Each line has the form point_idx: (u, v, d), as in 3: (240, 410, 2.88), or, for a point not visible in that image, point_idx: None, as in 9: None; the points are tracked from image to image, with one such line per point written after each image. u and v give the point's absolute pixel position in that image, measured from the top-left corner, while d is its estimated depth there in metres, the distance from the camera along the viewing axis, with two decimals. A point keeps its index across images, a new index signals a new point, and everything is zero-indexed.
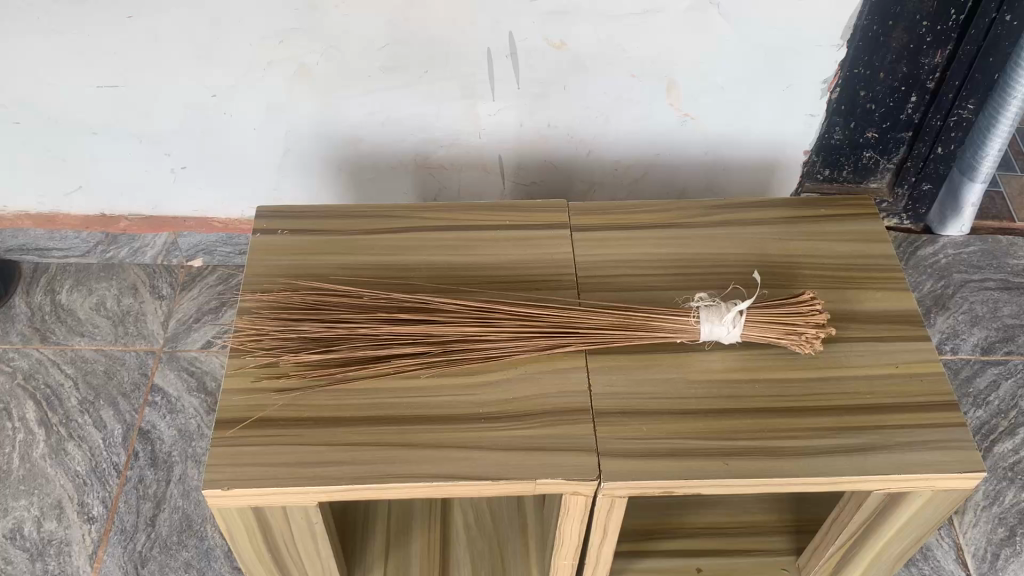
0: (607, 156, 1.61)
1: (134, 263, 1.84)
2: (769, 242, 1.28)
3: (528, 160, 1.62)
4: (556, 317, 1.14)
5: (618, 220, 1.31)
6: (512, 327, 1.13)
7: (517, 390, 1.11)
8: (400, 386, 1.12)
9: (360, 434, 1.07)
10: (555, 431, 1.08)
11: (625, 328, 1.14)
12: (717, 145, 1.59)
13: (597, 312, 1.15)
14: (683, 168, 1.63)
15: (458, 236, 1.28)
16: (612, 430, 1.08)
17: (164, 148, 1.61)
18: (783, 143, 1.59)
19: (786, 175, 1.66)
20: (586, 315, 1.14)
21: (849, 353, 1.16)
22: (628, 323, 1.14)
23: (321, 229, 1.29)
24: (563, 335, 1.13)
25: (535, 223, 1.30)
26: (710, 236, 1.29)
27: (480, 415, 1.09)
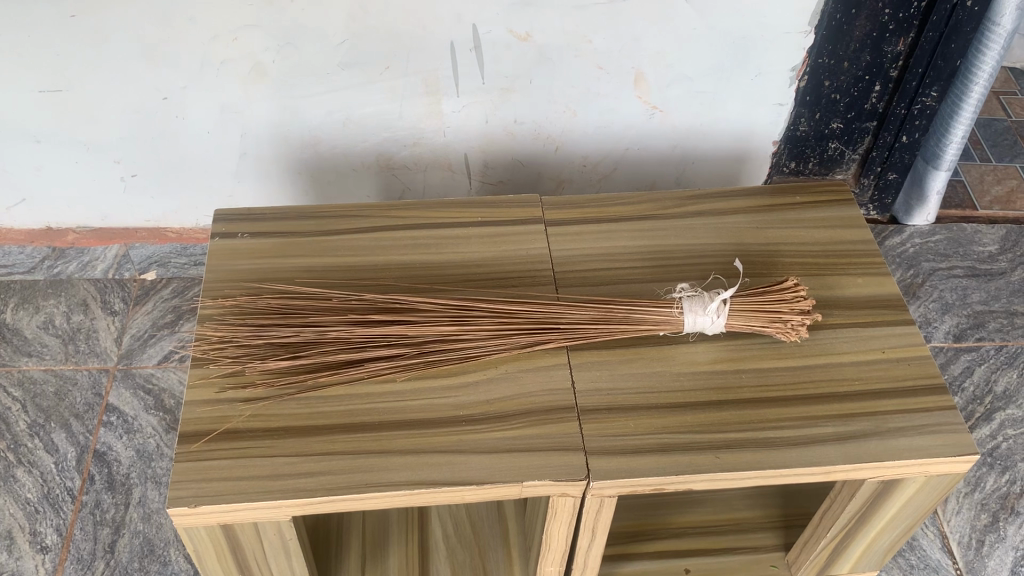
0: (575, 152, 1.57)
1: (83, 278, 1.72)
2: (747, 231, 1.26)
3: (494, 157, 1.57)
4: (536, 313, 1.09)
5: (592, 213, 1.27)
6: (491, 325, 1.08)
7: (498, 390, 1.07)
8: (375, 390, 1.06)
9: (335, 443, 1.01)
10: (539, 431, 1.03)
11: (608, 321, 1.10)
12: (685, 138, 1.56)
13: (578, 306, 1.10)
14: (653, 163, 1.61)
15: (429, 235, 1.23)
16: (599, 427, 1.04)
17: (115, 155, 1.53)
18: (752, 135, 1.58)
19: (755, 166, 1.65)
20: (566, 309, 1.10)
21: (835, 339, 1.13)
22: (612, 316, 1.10)
23: (283, 231, 1.23)
24: (545, 331, 1.09)
25: (508, 218, 1.26)
26: (686, 227, 1.26)
27: (460, 418, 1.04)
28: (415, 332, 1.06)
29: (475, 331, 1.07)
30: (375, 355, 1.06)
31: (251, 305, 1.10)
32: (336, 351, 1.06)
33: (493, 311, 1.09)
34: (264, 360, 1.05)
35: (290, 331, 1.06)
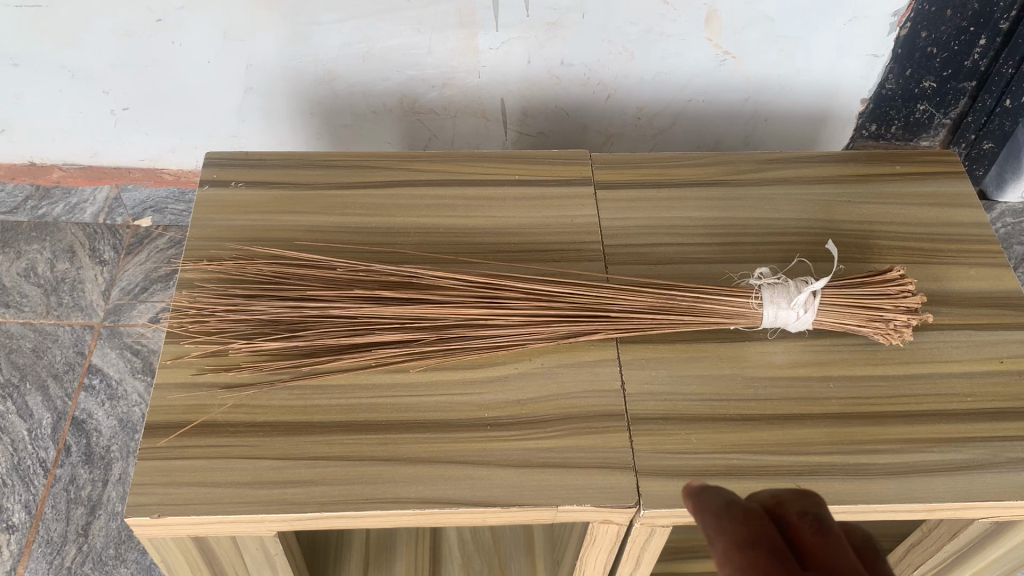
0: (630, 101, 1.36)
1: (71, 222, 1.55)
2: (835, 206, 1.05)
3: (535, 105, 1.37)
4: (583, 298, 0.90)
5: (651, 176, 1.07)
6: (528, 309, 0.89)
7: (532, 388, 0.88)
8: (382, 382, 0.88)
9: (331, 446, 0.83)
10: (581, 442, 0.84)
11: (669, 311, 0.90)
12: (759, 91, 1.35)
13: (633, 292, 0.91)
14: (719, 120, 1.39)
15: (455, 193, 1.04)
16: (654, 441, 0.85)
17: (103, 84, 1.34)
18: (836, 90, 1.35)
19: (834, 128, 1.43)
20: (620, 294, 0.90)
21: (942, 344, 0.93)
22: (673, 305, 0.90)
23: (284, 181, 1.04)
24: (592, 320, 0.89)
25: (550, 178, 1.06)
26: (762, 198, 1.05)
27: (485, 421, 0.85)
28: (435, 314, 0.88)
29: (508, 316, 0.88)
30: (386, 340, 0.88)
31: (240, 273, 0.92)
32: (340, 332, 0.87)
33: (530, 292, 0.90)
34: (252, 339, 0.87)
35: (284, 306, 0.87)
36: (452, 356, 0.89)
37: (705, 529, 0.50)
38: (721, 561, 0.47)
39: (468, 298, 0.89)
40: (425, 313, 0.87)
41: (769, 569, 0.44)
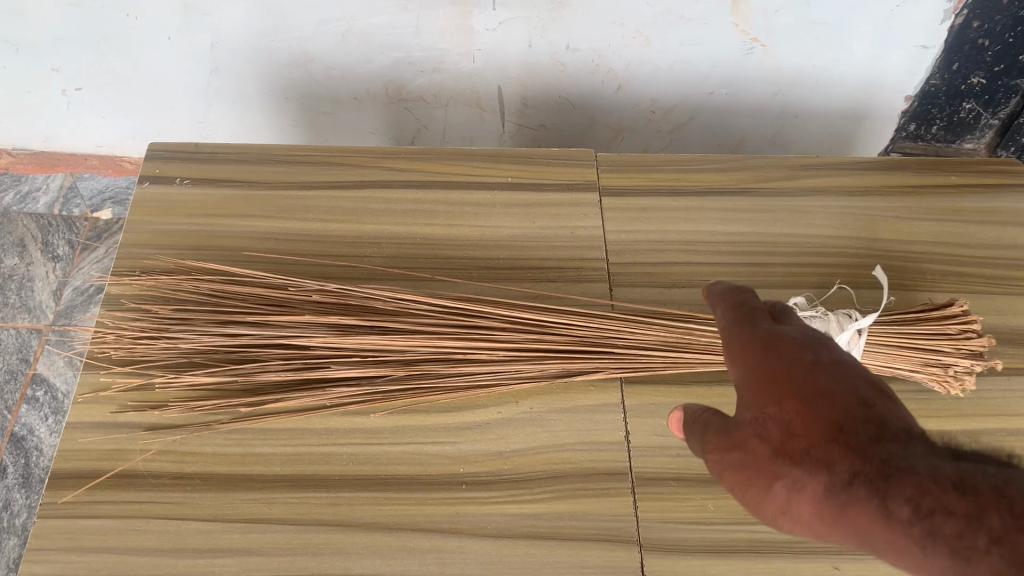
0: (642, 92, 1.20)
1: (21, 211, 1.36)
2: (881, 223, 0.90)
3: (536, 94, 1.22)
4: (582, 331, 0.75)
5: (667, 181, 0.92)
6: (515, 342, 0.74)
7: (518, 437, 0.73)
8: (340, 426, 0.74)
9: (275, 506, 0.69)
10: (574, 507, 0.70)
11: (684, 348, 0.76)
12: (790, 84, 1.18)
13: (642, 323, 0.76)
14: (743, 114, 1.24)
15: (438, 198, 0.89)
16: (662, 508, 0.70)
17: (47, 66, 1.19)
18: (877, 85, 1.18)
19: (875, 127, 1.26)
20: (625, 326, 0.76)
21: (1009, 393, 0.78)
22: (689, 341, 0.76)
23: (239, 178, 0.89)
24: (592, 357, 0.75)
25: (549, 182, 0.91)
26: (795, 211, 0.90)
27: (459, 478, 0.71)
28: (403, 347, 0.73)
29: (491, 350, 0.74)
30: (344, 376, 0.73)
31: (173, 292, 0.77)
32: (288, 367, 0.73)
33: (519, 322, 0.76)
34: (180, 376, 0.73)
35: (223, 335, 0.73)
36: (423, 398, 0.74)
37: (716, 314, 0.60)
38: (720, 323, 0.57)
39: (443, 328, 0.74)
40: (391, 345, 0.73)
41: (752, 320, 0.54)
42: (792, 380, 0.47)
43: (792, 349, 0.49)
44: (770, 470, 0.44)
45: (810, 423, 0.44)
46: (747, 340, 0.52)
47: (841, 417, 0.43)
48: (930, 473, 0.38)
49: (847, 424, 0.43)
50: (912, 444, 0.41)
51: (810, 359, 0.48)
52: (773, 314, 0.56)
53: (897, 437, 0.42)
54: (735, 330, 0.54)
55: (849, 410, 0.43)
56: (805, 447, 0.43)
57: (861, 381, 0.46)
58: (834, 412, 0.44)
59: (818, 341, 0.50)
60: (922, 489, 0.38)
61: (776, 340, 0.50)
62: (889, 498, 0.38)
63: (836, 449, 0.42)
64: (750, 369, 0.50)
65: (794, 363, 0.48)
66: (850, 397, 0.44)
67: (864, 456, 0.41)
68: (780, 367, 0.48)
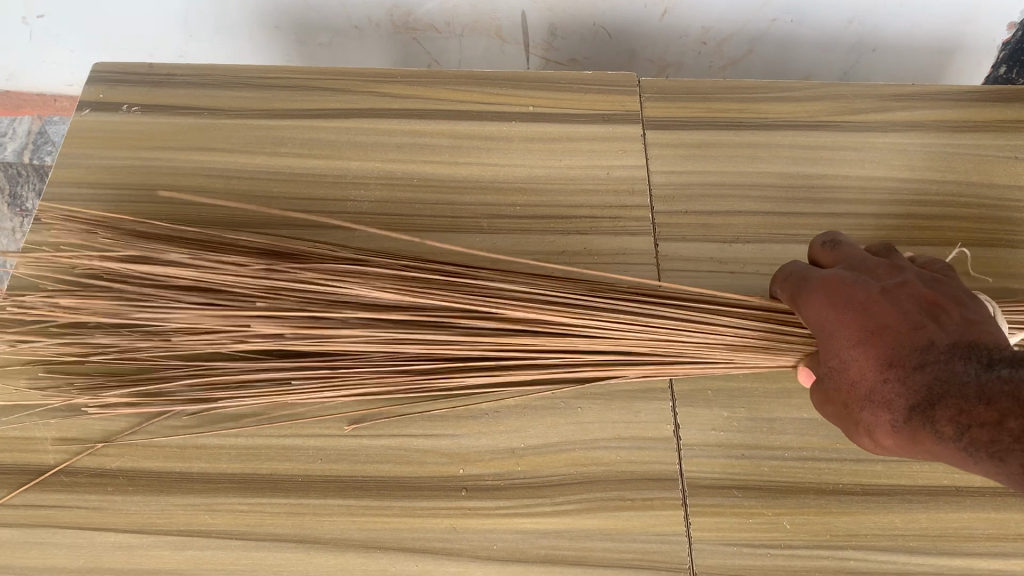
0: (691, 19, 1.02)
1: None
2: (997, 166, 0.72)
3: (567, 21, 1.03)
4: (621, 334, 0.56)
5: (728, 112, 0.74)
6: (529, 344, 0.56)
7: (537, 430, 0.57)
8: (309, 412, 0.58)
9: (219, 516, 0.54)
10: (607, 524, 0.54)
11: (751, 360, 0.57)
12: (869, 9, 0.99)
13: (702, 325, 0.56)
14: (811, 46, 1.05)
15: (443, 129, 0.72)
16: (722, 528, 0.54)
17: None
18: (978, 9, 0.98)
19: (967, 60, 1.06)
20: (681, 327, 0.56)
21: None
22: (761, 350, 0.56)
23: (199, 104, 0.72)
24: (629, 364, 0.57)
25: (582, 111, 0.74)
26: (887, 150, 0.72)
27: (459, 483, 0.55)
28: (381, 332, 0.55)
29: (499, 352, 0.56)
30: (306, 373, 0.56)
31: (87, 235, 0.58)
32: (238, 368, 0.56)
33: (535, 320, 0.55)
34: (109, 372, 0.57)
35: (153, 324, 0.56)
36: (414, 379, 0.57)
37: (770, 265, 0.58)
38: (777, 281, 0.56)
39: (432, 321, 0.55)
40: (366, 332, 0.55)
41: (804, 274, 0.53)
42: (841, 324, 0.48)
43: (843, 285, 0.50)
44: (849, 416, 0.48)
45: (865, 364, 0.46)
46: (809, 304, 0.51)
47: (888, 350, 0.46)
48: (964, 389, 0.42)
49: (896, 355, 0.45)
50: (951, 356, 0.44)
51: (863, 293, 0.49)
52: (818, 252, 0.56)
53: (939, 352, 0.44)
54: (780, 284, 0.55)
55: (894, 342, 0.46)
56: (867, 391, 0.46)
57: (913, 310, 0.47)
58: (881, 346, 0.46)
59: (869, 270, 0.51)
60: (961, 408, 0.42)
61: (833, 285, 0.50)
62: (937, 422, 0.43)
63: (890, 385, 0.45)
64: (818, 323, 0.50)
65: (843, 299, 0.49)
66: (900, 327, 0.46)
67: (913, 384, 0.44)
68: (842, 323, 0.48)
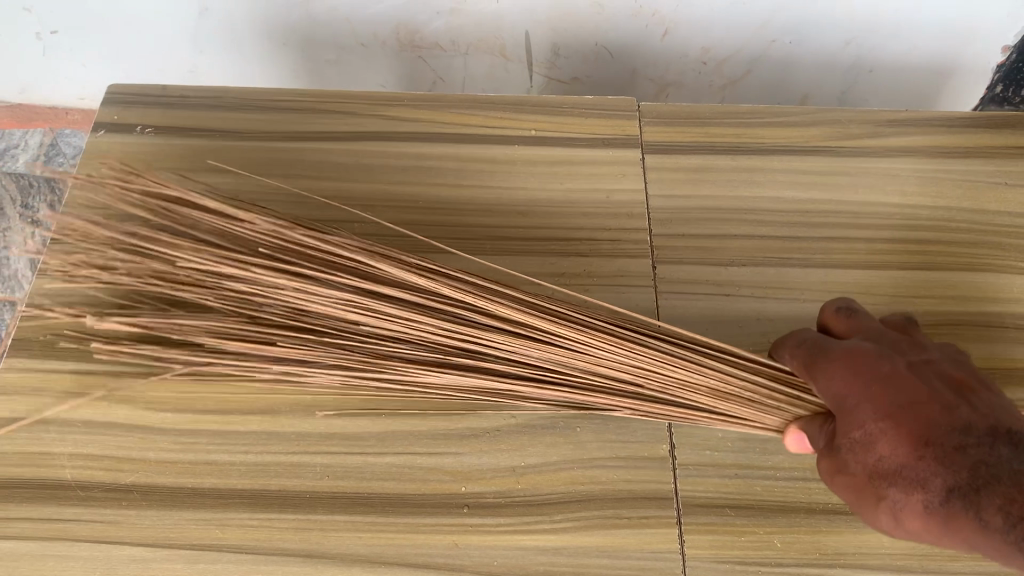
0: (692, 39, 1.04)
1: None
2: (988, 191, 0.74)
3: (569, 40, 1.05)
4: (613, 362, 0.57)
5: (726, 137, 0.76)
6: (523, 360, 0.57)
7: (538, 448, 0.59)
8: (317, 429, 0.60)
9: (230, 530, 0.56)
10: (604, 541, 0.55)
11: (733, 410, 0.57)
12: (866, 31, 1.01)
13: (695, 365, 0.57)
14: (809, 66, 1.07)
15: (448, 153, 0.74)
16: (715, 546, 0.56)
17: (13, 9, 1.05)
18: (974, 32, 1.00)
19: (963, 82, 1.08)
20: (674, 365, 0.57)
21: None
22: (744, 401, 0.57)
23: (211, 126, 0.75)
24: (613, 395, 0.58)
25: (584, 135, 0.76)
26: (880, 174, 0.74)
27: (461, 500, 0.57)
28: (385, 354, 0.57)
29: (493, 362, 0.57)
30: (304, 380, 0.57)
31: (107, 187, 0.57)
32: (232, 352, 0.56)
33: (534, 335, 0.56)
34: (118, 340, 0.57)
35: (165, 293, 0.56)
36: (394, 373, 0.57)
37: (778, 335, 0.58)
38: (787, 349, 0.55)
39: (432, 337, 0.56)
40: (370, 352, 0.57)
41: (823, 344, 0.52)
42: (872, 398, 0.47)
43: (868, 358, 0.49)
44: (872, 493, 0.47)
45: (896, 439, 0.45)
46: (833, 375, 0.50)
47: (925, 429, 0.45)
48: (1011, 479, 0.42)
49: (933, 435, 0.45)
50: (992, 443, 0.44)
51: (890, 367, 0.48)
52: (830, 323, 0.56)
53: (979, 438, 0.44)
54: (792, 353, 0.54)
55: (932, 422, 0.45)
56: (899, 468, 0.45)
57: (945, 392, 0.47)
58: (918, 425, 0.45)
59: (890, 345, 0.51)
60: (1010, 497, 0.41)
61: (859, 357, 0.50)
62: (981, 508, 0.42)
63: (925, 464, 0.44)
64: (841, 394, 0.49)
65: (870, 372, 0.49)
66: (931, 405, 0.46)
67: (954, 467, 0.43)
68: (873, 397, 0.47)
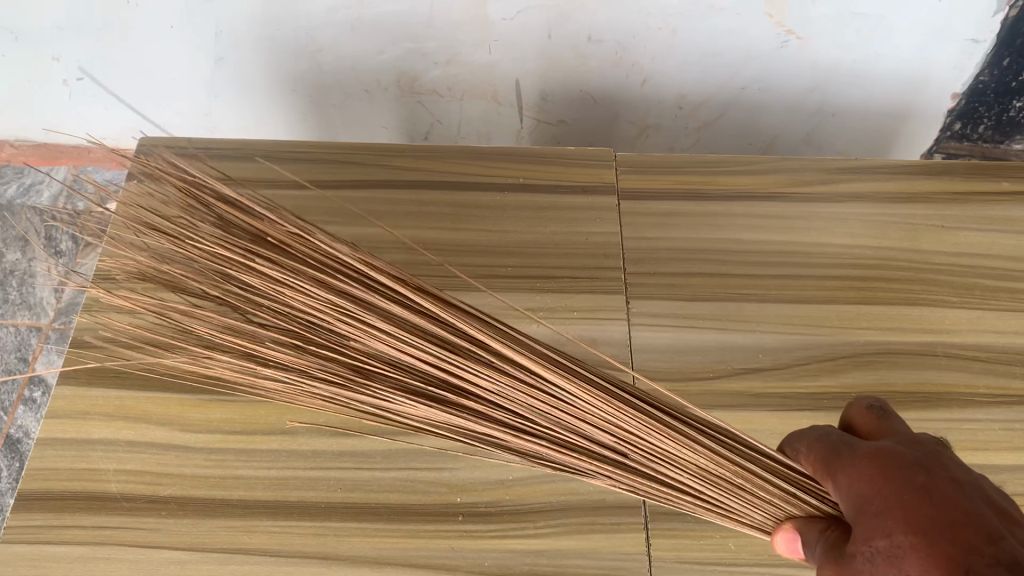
0: (669, 87, 1.13)
1: (27, 206, 1.34)
2: (926, 233, 0.83)
3: (556, 87, 1.14)
4: (596, 423, 0.55)
5: (693, 185, 0.85)
6: (501, 400, 0.55)
7: (523, 464, 0.67)
8: (331, 448, 0.68)
9: (255, 535, 0.64)
10: (580, 544, 0.64)
11: (720, 496, 0.56)
12: (827, 80, 1.11)
13: (683, 442, 0.55)
14: (777, 112, 1.16)
15: (445, 200, 0.83)
16: (676, 548, 0.64)
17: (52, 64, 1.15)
18: (925, 81, 1.10)
19: (919, 127, 1.17)
20: (665, 445, 0.55)
21: None
22: (732, 489, 0.56)
23: (234, 177, 0.84)
24: (597, 458, 0.56)
25: (567, 183, 0.85)
26: (830, 218, 0.83)
27: (456, 510, 0.65)
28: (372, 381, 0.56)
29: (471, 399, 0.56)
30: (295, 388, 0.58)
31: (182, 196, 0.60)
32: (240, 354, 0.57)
33: (513, 378, 0.55)
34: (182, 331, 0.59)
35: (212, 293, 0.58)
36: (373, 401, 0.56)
37: (808, 432, 0.53)
38: (813, 447, 0.50)
39: (413, 364, 0.56)
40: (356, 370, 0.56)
41: (852, 444, 0.47)
42: (899, 505, 0.40)
43: (901, 465, 0.42)
44: None
45: (922, 556, 0.38)
46: (857, 474, 0.44)
47: (952, 545, 0.37)
48: None
49: (961, 553, 0.37)
50: None
51: (924, 476, 0.41)
52: (867, 426, 0.50)
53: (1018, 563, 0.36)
54: (818, 450, 0.49)
55: (961, 537, 0.37)
56: None
57: (986, 510, 0.39)
58: (945, 540, 0.38)
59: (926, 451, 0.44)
60: None
61: (889, 461, 0.43)
62: None
63: None
64: (862, 499, 0.43)
65: (900, 479, 0.42)
66: (968, 524, 0.38)
67: None
68: (900, 505, 0.41)
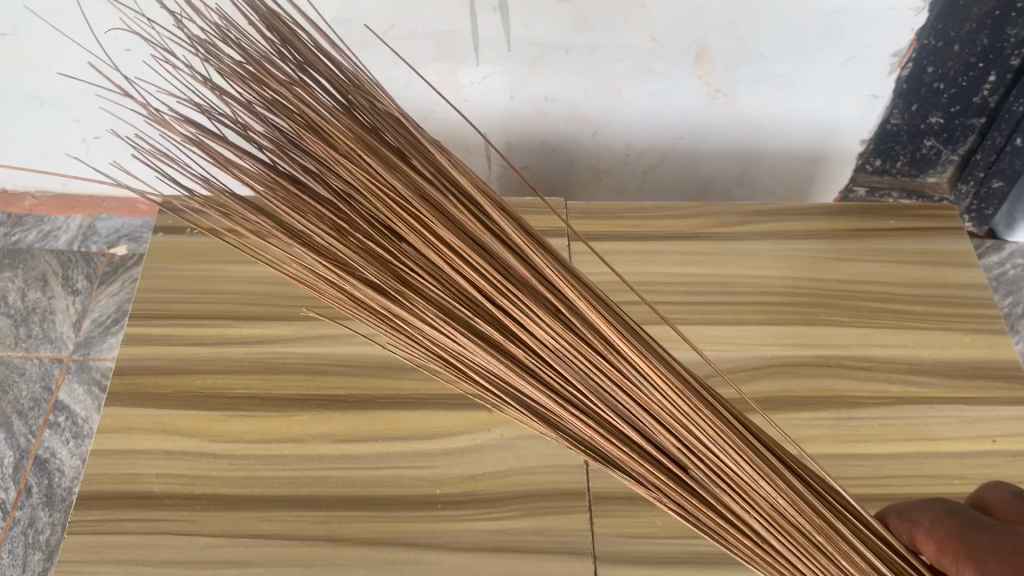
0: (618, 138, 1.30)
1: (45, 249, 1.49)
2: (824, 263, 1.00)
3: (519, 138, 1.31)
4: (661, 405, 0.56)
5: (630, 227, 1.02)
6: (552, 353, 0.57)
7: (491, 462, 0.83)
8: (334, 452, 0.83)
9: (274, 523, 0.78)
10: (538, 523, 0.79)
11: (798, 554, 0.56)
12: (752, 130, 1.28)
13: (771, 482, 0.55)
14: (711, 158, 1.33)
15: None
16: (615, 524, 0.79)
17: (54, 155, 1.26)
18: (836, 129, 1.27)
19: (835, 168, 1.35)
20: (748, 479, 0.55)
21: (929, 420, 0.87)
22: (812, 552, 0.55)
23: None
24: (637, 440, 0.58)
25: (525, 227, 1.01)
26: (745, 253, 1.00)
27: (437, 499, 0.80)
28: (408, 296, 0.59)
29: (516, 346, 0.58)
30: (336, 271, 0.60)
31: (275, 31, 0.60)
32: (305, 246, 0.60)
33: (577, 339, 0.56)
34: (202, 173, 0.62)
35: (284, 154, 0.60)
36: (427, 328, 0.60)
37: (938, 500, 0.57)
38: (943, 515, 0.55)
39: (475, 290, 0.58)
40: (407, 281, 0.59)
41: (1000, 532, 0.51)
42: None
43: None
44: None
45: None
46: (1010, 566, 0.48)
47: None
48: None
49: None
50: None
51: None
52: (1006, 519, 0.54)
53: None
54: (952, 523, 0.53)
55: None
56: None
57: None
58: None
59: None
60: None
61: None
62: None
63: None
64: None
65: None
66: None
67: None
68: None
